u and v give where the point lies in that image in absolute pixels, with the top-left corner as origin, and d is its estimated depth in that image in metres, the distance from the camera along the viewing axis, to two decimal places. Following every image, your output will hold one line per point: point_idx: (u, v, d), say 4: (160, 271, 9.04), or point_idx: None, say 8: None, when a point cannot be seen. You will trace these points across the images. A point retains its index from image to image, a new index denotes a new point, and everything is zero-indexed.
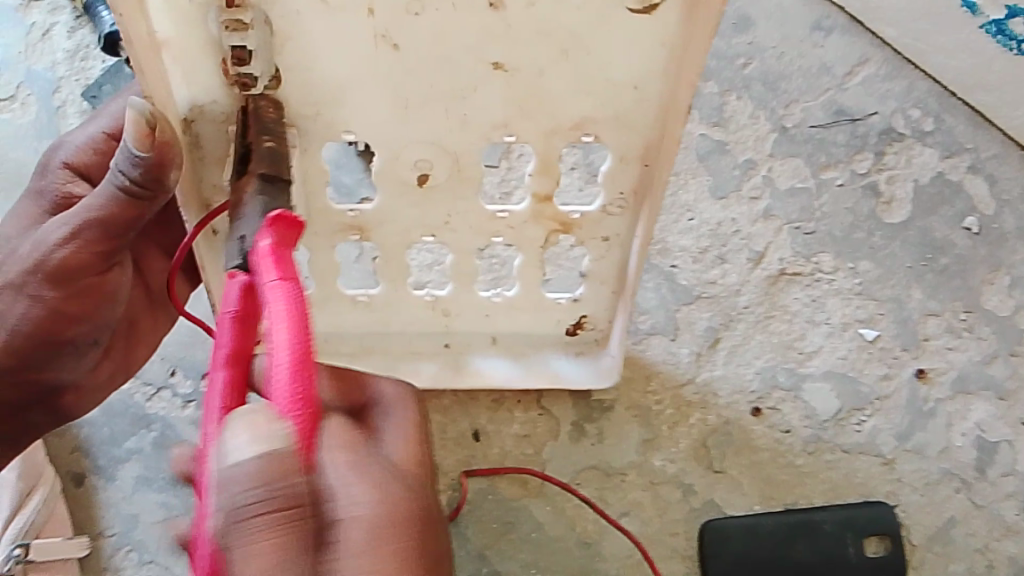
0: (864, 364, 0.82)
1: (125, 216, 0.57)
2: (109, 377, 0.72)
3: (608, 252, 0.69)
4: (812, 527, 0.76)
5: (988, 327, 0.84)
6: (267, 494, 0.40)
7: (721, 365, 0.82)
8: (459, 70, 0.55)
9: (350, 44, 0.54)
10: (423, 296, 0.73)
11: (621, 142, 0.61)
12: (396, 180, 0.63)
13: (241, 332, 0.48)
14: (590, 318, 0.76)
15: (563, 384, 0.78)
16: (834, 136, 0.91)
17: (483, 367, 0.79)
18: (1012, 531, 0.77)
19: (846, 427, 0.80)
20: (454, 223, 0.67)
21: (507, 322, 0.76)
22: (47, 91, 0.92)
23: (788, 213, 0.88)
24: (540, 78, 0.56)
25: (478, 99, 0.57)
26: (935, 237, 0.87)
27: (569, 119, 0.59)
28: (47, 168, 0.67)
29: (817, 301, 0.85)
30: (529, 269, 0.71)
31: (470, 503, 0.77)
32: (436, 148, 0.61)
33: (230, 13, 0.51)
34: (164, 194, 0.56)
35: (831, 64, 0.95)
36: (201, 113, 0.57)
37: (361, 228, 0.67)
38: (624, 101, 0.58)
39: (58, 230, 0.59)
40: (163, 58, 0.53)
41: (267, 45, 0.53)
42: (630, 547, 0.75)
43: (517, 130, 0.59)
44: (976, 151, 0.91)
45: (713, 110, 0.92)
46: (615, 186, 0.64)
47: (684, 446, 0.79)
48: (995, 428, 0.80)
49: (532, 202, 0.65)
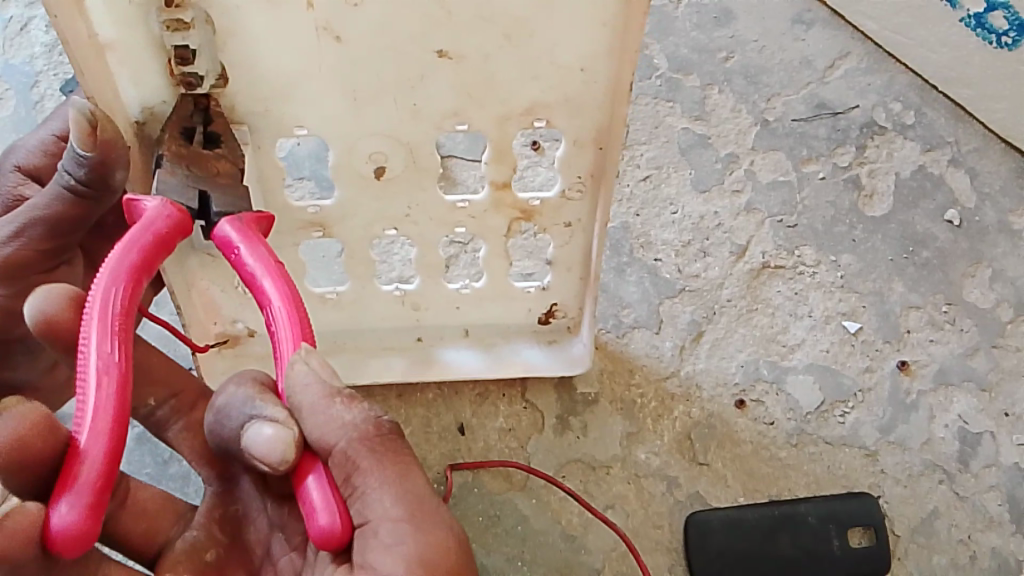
0: (846, 356, 0.82)
1: (73, 213, 0.57)
2: (66, 379, 0.69)
3: (571, 239, 0.69)
4: (798, 519, 0.76)
5: (969, 320, 0.84)
6: (374, 415, 0.47)
7: (703, 358, 0.82)
8: (403, 57, 0.56)
9: (294, 38, 0.54)
10: (392, 290, 0.73)
11: (576, 127, 0.61)
12: (356, 175, 0.63)
13: (147, 259, 0.48)
14: (562, 305, 0.76)
15: (533, 372, 0.78)
16: (816, 130, 0.92)
17: (452, 359, 0.78)
18: (995, 523, 0.77)
19: (828, 419, 0.80)
20: (413, 217, 0.67)
21: (477, 314, 0.76)
22: (24, 85, 0.91)
23: (769, 206, 0.88)
24: (486, 63, 0.56)
25: (427, 87, 0.58)
26: (916, 230, 0.88)
27: (519, 104, 0.59)
28: (0, 171, 0.66)
29: (799, 295, 0.85)
30: (493, 258, 0.71)
31: (453, 497, 0.76)
32: (391, 139, 0.61)
33: (169, 14, 0.51)
34: (112, 195, 0.56)
35: (812, 59, 0.95)
36: (154, 116, 0.58)
37: (322, 225, 0.66)
38: (573, 84, 0.58)
39: (4, 227, 0.59)
40: (106, 58, 0.54)
41: (209, 43, 0.53)
42: (614, 541, 0.75)
43: (470, 118, 0.60)
44: (956, 145, 0.92)
45: (695, 105, 0.93)
46: (573, 171, 0.64)
47: (668, 440, 0.79)
48: (977, 420, 0.80)
49: (491, 190, 0.65)
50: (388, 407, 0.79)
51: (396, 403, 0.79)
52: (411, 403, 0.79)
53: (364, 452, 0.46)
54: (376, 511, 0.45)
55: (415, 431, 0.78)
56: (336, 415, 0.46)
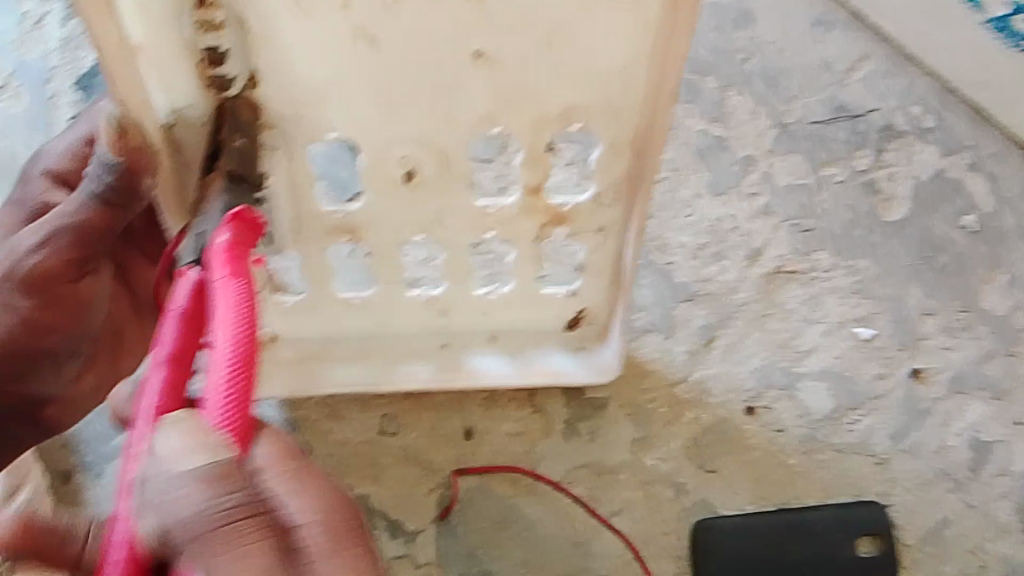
0: (860, 363, 0.82)
1: (100, 224, 0.60)
2: (93, 388, 0.70)
3: (603, 244, 0.69)
4: (806, 527, 0.76)
5: (985, 327, 0.83)
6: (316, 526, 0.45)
7: (716, 363, 0.82)
8: (440, 61, 0.55)
9: (328, 41, 0.53)
10: (419, 295, 0.73)
11: (612, 129, 0.61)
12: (385, 181, 0.62)
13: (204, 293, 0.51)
14: (591, 310, 0.76)
15: (560, 380, 0.79)
16: (835, 133, 0.91)
17: (479, 365, 0.78)
18: (1007, 532, 0.76)
19: (841, 426, 0.80)
20: (444, 221, 0.66)
21: (506, 317, 0.76)
22: (46, 85, 0.92)
23: (786, 210, 0.88)
24: (524, 67, 0.56)
25: (462, 91, 0.57)
26: (934, 235, 0.87)
27: (554, 108, 0.59)
28: (29, 179, 0.67)
29: (814, 299, 0.84)
30: (525, 265, 0.71)
31: (461, 501, 0.77)
32: (422, 144, 0.61)
33: (201, 14, 0.52)
34: (139, 201, 0.59)
35: (832, 60, 0.94)
36: (182, 119, 0.58)
37: (353, 229, 0.66)
38: (610, 87, 0.58)
39: (30, 238, 0.61)
40: (136, 60, 0.54)
41: (242, 46, 0.54)
42: (621, 546, 0.75)
43: (504, 121, 0.59)
44: (976, 149, 0.90)
45: (713, 107, 0.92)
46: (607, 175, 0.64)
47: (677, 445, 0.79)
48: (991, 428, 0.80)
49: (524, 196, 0.65)
50: (397, 409, 0.80)
51: (407, 405, 0.80)
52: (421, 406, 0.80)
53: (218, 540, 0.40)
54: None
55: (422, 434, 0.79)
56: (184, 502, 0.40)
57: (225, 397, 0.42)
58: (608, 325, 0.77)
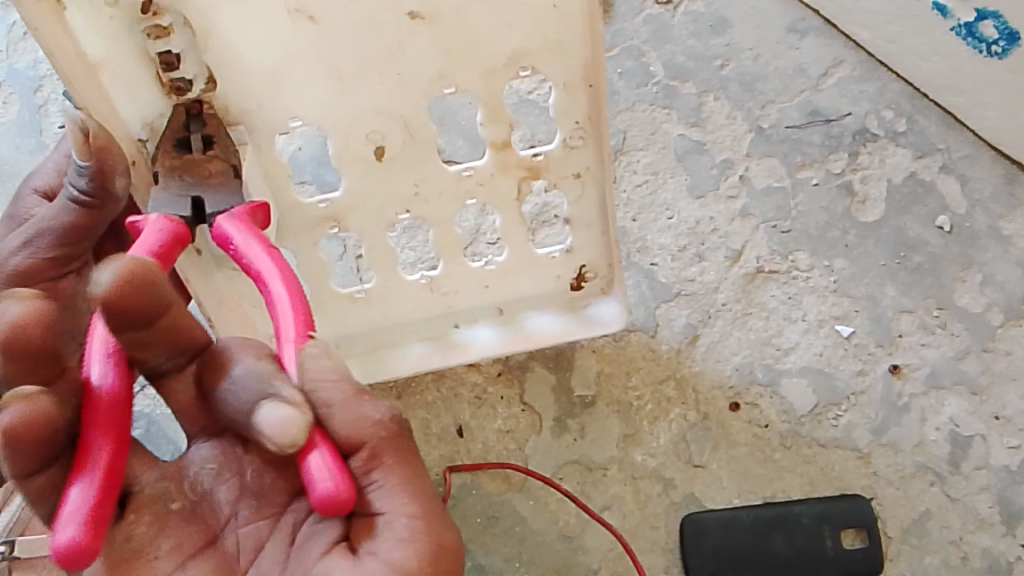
0: (839, 359, 0.84)
1: (81, 223, 0.60)
2: None
3: (585, 191, 0.71)
4: (792, 521, 0.77)
5: (960, 324, 0.85)
6: None
7: (700, 361, 0.83)
8: (384, 27, 0.59)
9: (271, 24, 0.57)
10: (416, 279, 0.76)
11: (562, 69, 0.64)
12: (359, 159, 0.66)
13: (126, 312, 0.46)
14: (590, 267, 0.77)
15: (565, 337, 0.80)
16: (810, 137, 0.93)
17: (472, 337, 0.80)
18: (987, 524, 0.78)
19: (822, 421, 0.81)
20: (424, 194, 0.69)
21: (508, 289, 0.78)
22: (28, 89, 0.92)
23: (764, 211, 0.89)
24: (461, 16, 0.59)
25: (409, 54, 0.61)
26: (909, 236, 0.88)
27: (502, 56, 0.62)
28: (18, 197, 0.65)
29: (793, 299, 0.86)
30: (511, 226, 0.73)
31: (452, 498, 0.78)
32: (383, 116, 0.64)
33: (147, 20, 0.54)
34: (114, 203, 0.59)
35: (806, 66, 0.97)
36: (154, 132, 0.60)
37: (336, 218, 0.69)
38: (550, 23, 0.61)
39: (15, 239, 0.62)
40: (99, 75, 0.56)
41: (191, 45, 0.57)
42: (613, 540, 0.77)
43: (455, 79, 0.63)
44: (947, 152, 0.92)
45: (691, 111, 0.94)
46: (569, 117, 0.66)
47: (664, 441, 0.80)
48: (968, 423, 0.81)
49: (493, 152, 0.68)
50: None
51: (397, 403, 0.81)
52: (412, 403, 0.82)
53: (390, 449, 0.51)
54: (392, 506, 0.50)
55: (415, 432, 0.80)
56: (364, 413, 0.51)
57: (297, 315, 0.54)
58: (611, 280, 0.78)
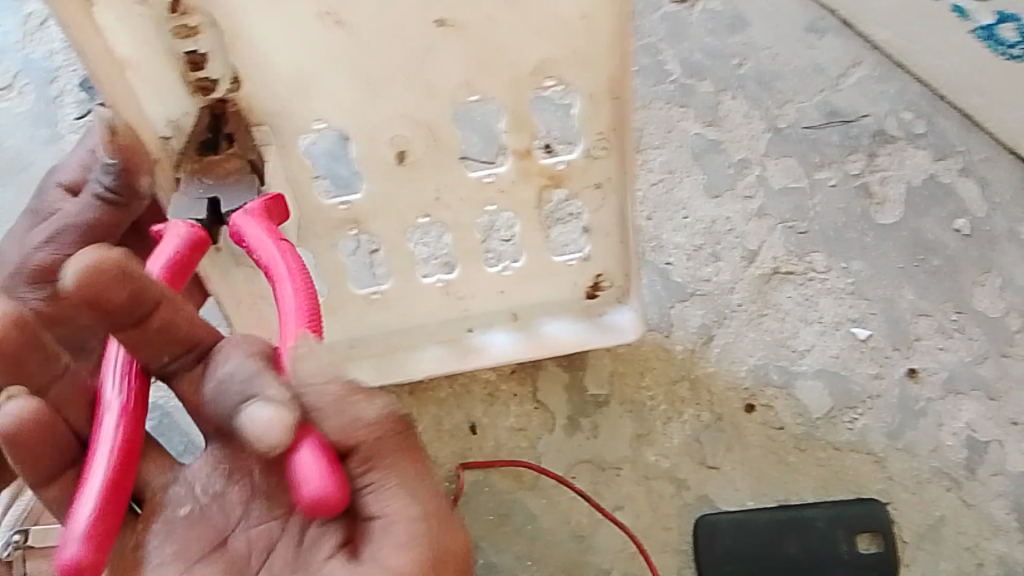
0: (855, 362, 0.83)
1: (106, 220, 0.65)
2: None
3: (605, 200, 0.70)
4: (805, 523, 0.76)
5: (978, 328, 0.84)
6: None
7: (714, 361, 0.83)
8: (413, 36, 0.58)
9: (299, 25, 0.56)
10: (433, 281, 0.75)
11: (589, 80, 0.62)
12: (381, 164, 0.65)
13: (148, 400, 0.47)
14: (606, 275, 0.77)
15: (580, 344, 0.79)
16: (827, 137, 0.92)
17: (486, 344, 0.80)
18: (1003, 530, 0.77)
19: (837, 424, 0.80)
20: (445, 200, 0.69)
21: (522, 295, 0.78)
22: (42, 79, 0.92)
23: (780, 211, 0.89)
24: (490, 25, 0.58)
25: (437, 61, 0.59)
26: (927, 238, 0.88)
27: (529, 64, 0.61)
28: (42, 190, 0.71)
29: (809, 300, 0.85)
30: (530, 231, 0.73)
31: (464, 495, 0.78)
32: (409, 122, 0.63)
33: (176, 20, 0.54)
34: (138, 202, 0.64)
35: (824, 66, 0.96)
36: (179, 130, 0.59)
37: (357, 221, 0.69)
38: (579, 36, 0.60)
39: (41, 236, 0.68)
40: (128, 76, 0.55)
41: (221, 47, 0.56)
42: (624, 540, 0.76)
43: (481, 88, 0.62)
44: (966, 154, 0.91)
45: (708, 110, 0.94)
46: (592, 126, 0.65)
47: (677, 441, 0.79)
48: (984, 427, 0.80)
49: (514, 160, 0.67)
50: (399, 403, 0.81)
51: (408, 400, 0.81)
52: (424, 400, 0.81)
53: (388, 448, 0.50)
54: (386, 508, 0.49)
55: (426, 428, 0.80)
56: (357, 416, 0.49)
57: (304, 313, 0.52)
58: (627, 288, 0.79)
